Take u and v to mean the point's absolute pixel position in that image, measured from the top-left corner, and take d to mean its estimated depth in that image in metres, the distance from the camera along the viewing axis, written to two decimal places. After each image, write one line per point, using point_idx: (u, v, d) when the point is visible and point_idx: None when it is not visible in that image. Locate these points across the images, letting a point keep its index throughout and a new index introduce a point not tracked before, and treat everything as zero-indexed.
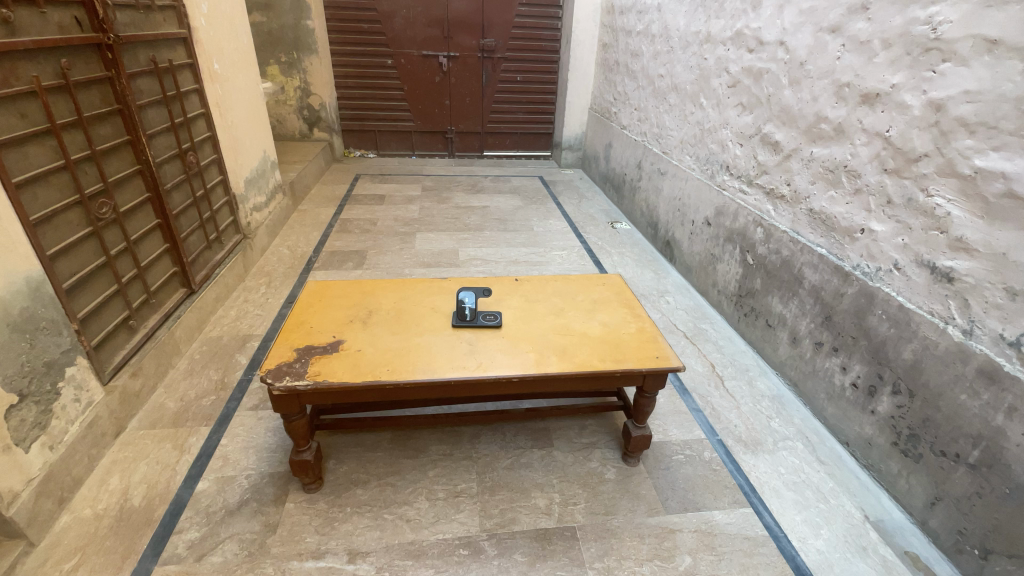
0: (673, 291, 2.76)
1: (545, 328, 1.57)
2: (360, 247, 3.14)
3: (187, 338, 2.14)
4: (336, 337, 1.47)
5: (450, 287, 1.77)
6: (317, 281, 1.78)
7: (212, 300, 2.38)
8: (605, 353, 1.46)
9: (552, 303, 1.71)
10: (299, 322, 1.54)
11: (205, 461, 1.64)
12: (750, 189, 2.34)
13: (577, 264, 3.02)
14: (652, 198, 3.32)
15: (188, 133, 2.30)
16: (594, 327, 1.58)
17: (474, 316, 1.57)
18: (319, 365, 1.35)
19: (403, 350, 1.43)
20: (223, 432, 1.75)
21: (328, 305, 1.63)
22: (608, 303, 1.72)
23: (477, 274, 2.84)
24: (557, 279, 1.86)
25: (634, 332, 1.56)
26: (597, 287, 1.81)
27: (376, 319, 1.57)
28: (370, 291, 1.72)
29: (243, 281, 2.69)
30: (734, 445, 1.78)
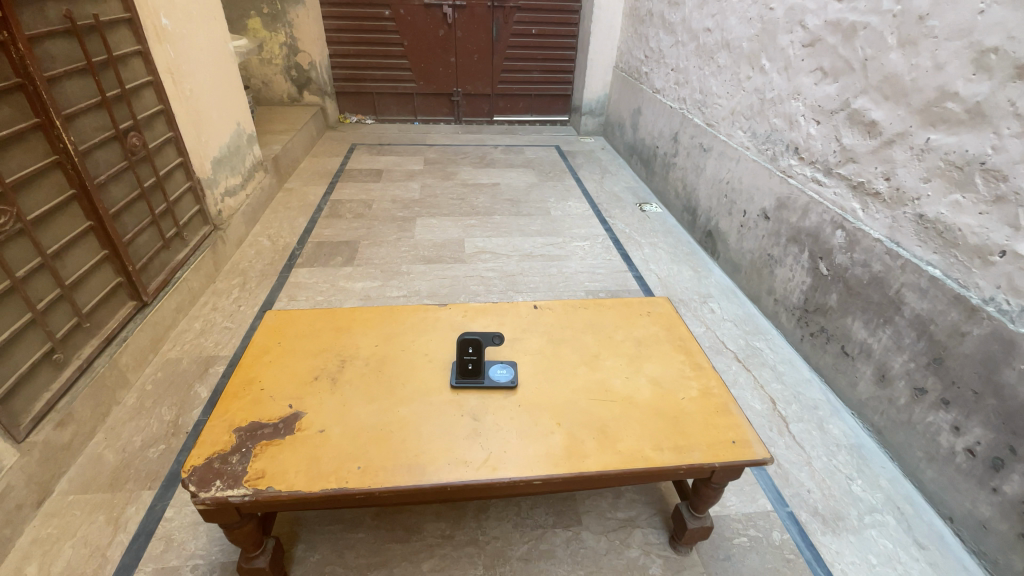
0: (717, 296, 2.33)
1: (576, 389, 1.17)
2: (352, 237, 2.73)
3: (137, 365, 1.79)
4: (294, 407, 1.09)
5: (451, 320, 1.37)
6: (280, 310, 1.39)
7: (170, 311, 2.02)
8: (662, 436, 1.06)
9: (584, 345, 1.30)
10: (248, 381, 1.16)
11: (144, 543, 1.31)
12: (826, 180, 1.87)
13: (602, 259, 2.58)
14: (691, 179, 2.83)
15: (128, 109, 1.89)
16: (642, 388, 1.18)
17: (482, 370, 1.17)
18: (264, 461, 0.97)
19: (382, 430, 1.05)
20: (169, 499, 1.41)
21: (290, 351, 1.24)
22: (658, 345, 1.31)
23: (485, 272, 2.41)
24: (589, 305, 1.45)
25: (698, 398, 1.16)
26: (641, 319, 1.40)
27: (350, 374, 1.18)
28: (347, 326, 1.33)
29: (212, 284, 2.32)
30: (809, 522, 1.40)
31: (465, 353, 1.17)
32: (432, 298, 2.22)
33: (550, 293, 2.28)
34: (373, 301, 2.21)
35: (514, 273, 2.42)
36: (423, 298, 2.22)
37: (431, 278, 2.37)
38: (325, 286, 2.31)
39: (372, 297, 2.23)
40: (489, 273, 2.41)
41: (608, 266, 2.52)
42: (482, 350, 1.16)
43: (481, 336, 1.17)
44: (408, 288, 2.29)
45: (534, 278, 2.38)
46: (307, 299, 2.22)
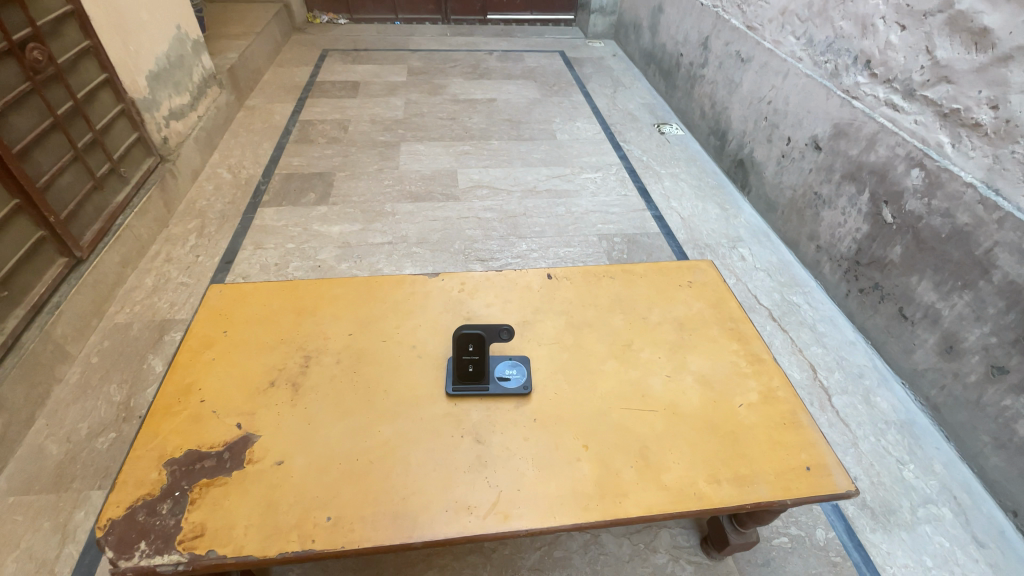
0: (748, 240, 2.05)
1: (604, 394, 0.92)
2: (327, 167, 2.35)
3: (78, 334, 1.53)
4: (245, 427, 0.85)
5: (444, 296, 1.09)
6: (228, 285, 1.10)
7: (114, 267, 1.73)
8: (719, 463, 0.83)
9: (612, 330, 1.04)
10: (185, 389, 0.90)
11: (95, 556, 1.13)
12: (905, 104, 1.52)
13: (616, 195, 2.25)
14: (722, 96, 2.41)
15: (21, 12, 1.46)
16: (689, 391, 0.93)
17: (487, 372, 0.91)
18: (205, 512, 0.75)
19: (360, 459, 0.81)
20: None
21: (239, 343, 0.98)
22: (704, 330, 1.05)
23: (482, 212, 2.08)
24: (615, 273, 1.16)
25: (759, 405, 0.92)
26: (682, 292, 1.12)
27: (318, 376, 0.93)
28: (314, 307, 1.05)
29: (165, 228, 1.99)
30: (857, 517, 1.24)
31: (463, 351, 0.90)
32: (422, 246, 1.92)
33: (558, 238, 1.98)
34: (353, 249, 1.90)
35: (516, 212, 2.09)
36: (411, 245, 1.92)
37: (420, 220, 2.04)
38: (297, 230, 1.99)
39: (351, 244, 1.92)
40: (487, 213, 2.08)
41: (623, 204, 2.20)
42: (487, 347, 0.90)
43: (484, 330, 0.90)
44: (393, 232, 1.98)
45: (539, 218, 2.07)
46: (276, 247, 1.92)
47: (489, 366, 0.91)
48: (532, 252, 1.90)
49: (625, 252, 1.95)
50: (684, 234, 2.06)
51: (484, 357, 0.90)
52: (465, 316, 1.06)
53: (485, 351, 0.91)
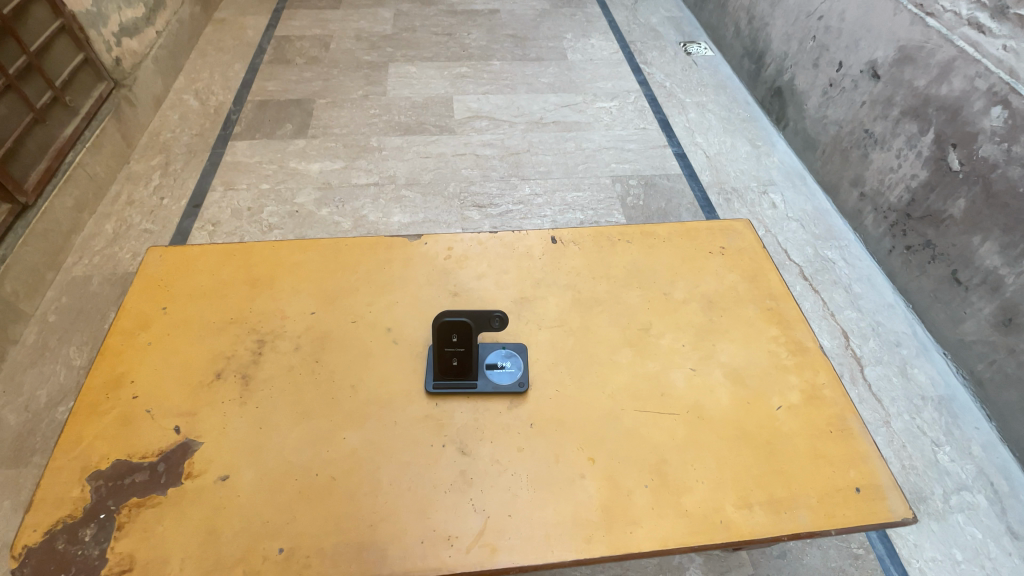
0: (781, 185, 1.84)
1: (615, 392, 0.77)
2: (305, 93, 2.07)
3: (31, 290, 1.39)
4: (184, 432, 0.71)
5: (427, 265, 0.92)
6: (171, 248, 0.93)
7: (68, 212, 1.55)
8: (751, 484, 0.70)
9: (627, 309, 0.87)
10: (115, 381, 0.76)
11: None
12: (996, 25, 1.25)
13: (633, 129, 1.98)
14: (762, 10, 2.06)
15: None
16: (717, 389, 0.78)
17: (475, 366, 0.76)
18: (133, 541, 0.63)
19: (322, 474, 0.68)
20: None
21: (182, 323, 0.82)
22: (738, 311, 0.87)
23: (480, 148, 1.84)
24: (633, 236, 0.97)
25: (800, 408, 0.77)
26: (712, 262, 0.94)
27: (274, 366, 0.78)
28: (271, 277, 0.88)
29: (126, 165, 1.78)
30: None
31: (445, 343, 0.74)
32: (412, 188, 1.70)
33: (565, 180, 1.75)
34: (334, 191, 1.69)
35: (518, 149, 1.85)
36: (399, 187, 1.70)
37: (409, 157, 1.81)
38: (272, 168, 1.77)
39: (332, 185, 1.71)
40: (486, 149, 1.84)
41: (640, 139, 1.94)
42: (475, 338, 0.74)
43: (471, 317, 0.74)
44: (379, 172, 1.75)
45: (544, 156, 1.83)
46: (250, 188, 1.71)
47: (477, 359, 0.75)
48: (536, 197, 1.69)
49: (641, 197, 1.72)
50: (709, 176, 1.83)
51: (471, 349, 0.74)
52: (451, 290, 0.89)
53: (472, 342, 0.74)
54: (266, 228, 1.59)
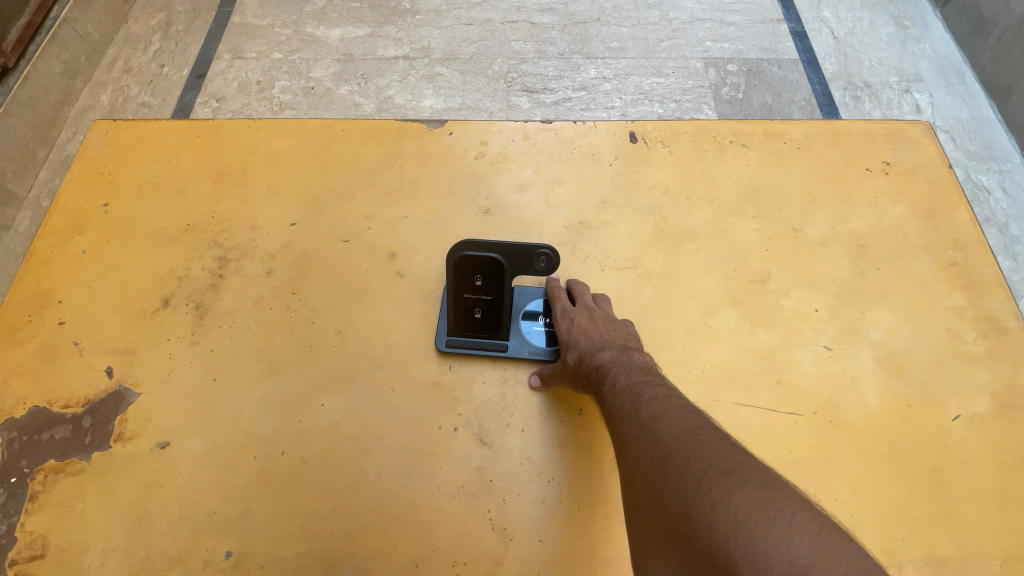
0: (931, 81, 1.39)
1: (708, 373, 0.53)
2: None
3: (22, 169, 1.25)
4: (119, 377, 0.54)
5: (451, 166, 0.66)
6: (121, 122, 0.70)
7: (57, 79, 1.35)
8: (901, 532, 0.47)
9: (735, 248, 0.59)
10: (40, 300, 0.58)
11: None
12: None
13: None
14: None
15: None
16: (863, 383, 0.52)
17: (504, 325, 0.53)
18: (50, 518, 0.48)
19: (290, 453, 0.50)
20: None
21: (126, 226, 0.62)
22: (904, 264, 0.59)
23: (538, 15, 1.45)
24: (752, 138, 0.66)
25: (988, 421, 0.51)
26: (868, 185, 0.63)
27: (237, 296, 0.58)
28: (241, 170, 0.65)
29: (124, 24, 1.52)
30: None
31: (465, 288, 0.51)
32: (449, 64, 1.38)
33: (643, 61, 1.37)
34: (356, 64, 1.39)
35: (586, 16, 1.45)
36: (433, 62, 1.38)
37: (449, 23, 1.45)
38: (285, 32, 1.47)
39: (354, 56, 1.40)
40: (544, 16, 1.45)
41: (747, 9, 1.48)
42: (508, 284, 0.51)
43: (506, 253, 0.49)
44: (411, 41, 1.42)
45: (619, 28, 1.42)
46: (259, 57, 1.43)
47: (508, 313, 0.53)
48: (602, 82, 1.33)
49: (741, 88, 1.33)
50: (835, 65, 1.39)
51: (501, 298, 0.51)
52: (482, 206, 0.64)
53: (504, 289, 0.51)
54: (276, 107, 1.33)
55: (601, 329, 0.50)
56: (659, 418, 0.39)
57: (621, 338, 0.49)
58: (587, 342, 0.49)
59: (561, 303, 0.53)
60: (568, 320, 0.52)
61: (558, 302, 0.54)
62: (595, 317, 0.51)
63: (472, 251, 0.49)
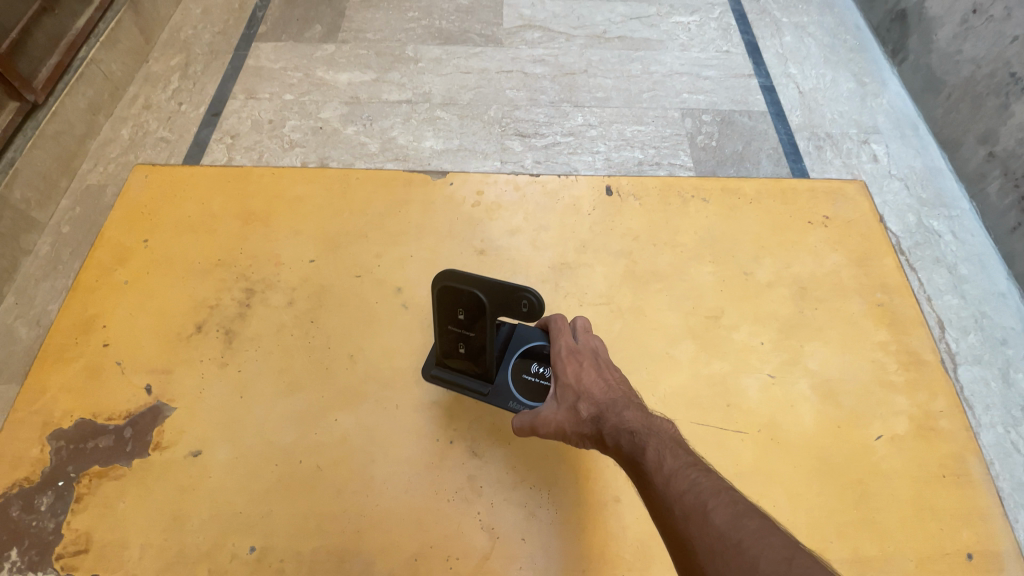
0: (887, 133, 1.53)
1: (669, 396, 0.61)
2: None
3: (44, 198, 1.33)
4: (156, 393, 0.61)
5: (451, 212, 0.76)
6: (159, 167, 0.79)
7: (82, 115, 1.44)
8: (830, 534, 0.55)
9: (694, 287, 0.69)
10: (86, 324, 0.66)
11: None
12: None
13: (714, 52, 1.65)
14: None
15: None
16: (800, 406, 0.61)
17: (489, 366, 0.58)
18: (92, 517, 0.55)
19: (306, 462, 0.58)
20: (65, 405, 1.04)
21: (163, 260, 0.71)
22: (839, 304, 0.69)
23: (530, 66, 1.58)
24: (711, 193, 0.77)
25: (907, 441, 0.60)
26: (810, 235, 0.74)
27: (262, 323, 0.66)
28: (266, 211, 0.75)
29: (144, 64, 1.63)
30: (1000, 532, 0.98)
31: (450, 321, 0.55)
32: (448, 109, 1.49)
33: (625, 110, 1.50)
34: (362, 107, 1.50)
35: (574, 68, 1.58)
36: (434, 107, 1.50)
37: (448, 71, 1.57)
38: (297, 75, 1.58)
39: (361, 100, 1.51)
40: (536, 67, 1.58)
41: (722, 64, 1.62)
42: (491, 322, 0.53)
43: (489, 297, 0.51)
44: (413, 87, 1.54)
45: (605, 79, 1.56)
46: (272, 97, 1.54)
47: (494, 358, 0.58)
48: (589, 128, 1.46)
49: (714, 136, 1.46)
50: (800, 117, 1.53)
51: (481, 337, 0.55)
52: (477, 247, 0.73)
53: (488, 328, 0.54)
54: (286, 144, 1.43)
55: (606, 381, 0.53)
56: (724, 512, 0.38)
57: (623, 386, 0.53)
58: (601, 397, 0.51)
59: (566, 348, 0.56)
60: (573, 366, 0.54)
61: (561, 348, 0.56)
62: (598, 368, 0.54)
63: (455, 284, 0.51)
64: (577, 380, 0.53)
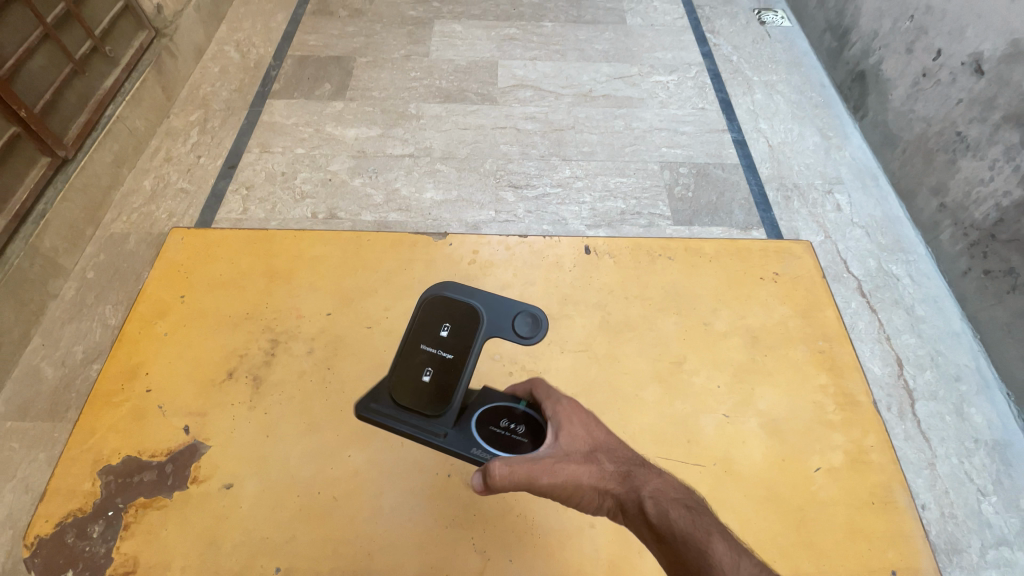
0: (850, 183, 1.63)
1: (638, 433, 0.71)
2: (345, 49, 1.90)
3: (71, 246, 1.39)
4: (193, 433, 0.71)
5: (450, 269, 0.87)
6: (193, 230, 0.89)
7: (107, 168, 1.51)
8: (774, 554, 0.64)
9: (661, 337, 0.79)
10: (130, 372, 0.75)
11: None
12: None
13: (691, 108, 1.78)
14: None
15: None
16: (750, 442, 0.71)
17: (461, 400, 0.69)
18: (138, 542, 0.64)
19: (324, 493, 0.67)
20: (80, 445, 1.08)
21: (197, 314, 0.81)
22: (786, 351, 0.79)
23: (522, 123, 1.73)
24: (677, 252, 0.88)
25: (842, 472, 0.70)
26: (762, 289, 0.85)
27: (284, 371, 0.76)
28: (289, 270, 0.85)
29: (166, 119, 1.71)
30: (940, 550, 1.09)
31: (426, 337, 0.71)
32: (447, 162, 1.63)
33: (610, 163, 1.64)
34: (368, 160, 1.63)
35: (563, 124, 1.73)
36: (434, 160, 1.63)
37: (448, 127, 1.72)
38: (307, 131, 1.70)
39: (367, 154, 1.65)
40: (528, 123, 1.72)
41: (698, 120, 1.75)
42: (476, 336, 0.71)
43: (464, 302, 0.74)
44: (415, 142, 1.67)
45: (590, 135, 1.70)
46: (284, 151, 1.65)
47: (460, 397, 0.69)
48: (576, 181, 1.59)
49: (690, 188, 1.59)
50: (769, 169, 1.65)
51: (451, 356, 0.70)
52: None
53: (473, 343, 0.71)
54: (299, 196, 1.55)
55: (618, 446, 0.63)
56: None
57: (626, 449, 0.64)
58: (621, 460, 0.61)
59: (570, 404, 0.66)
60: (581, 423, 0.64)
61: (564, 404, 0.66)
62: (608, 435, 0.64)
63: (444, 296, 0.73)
64: (587, 437, 0.63)
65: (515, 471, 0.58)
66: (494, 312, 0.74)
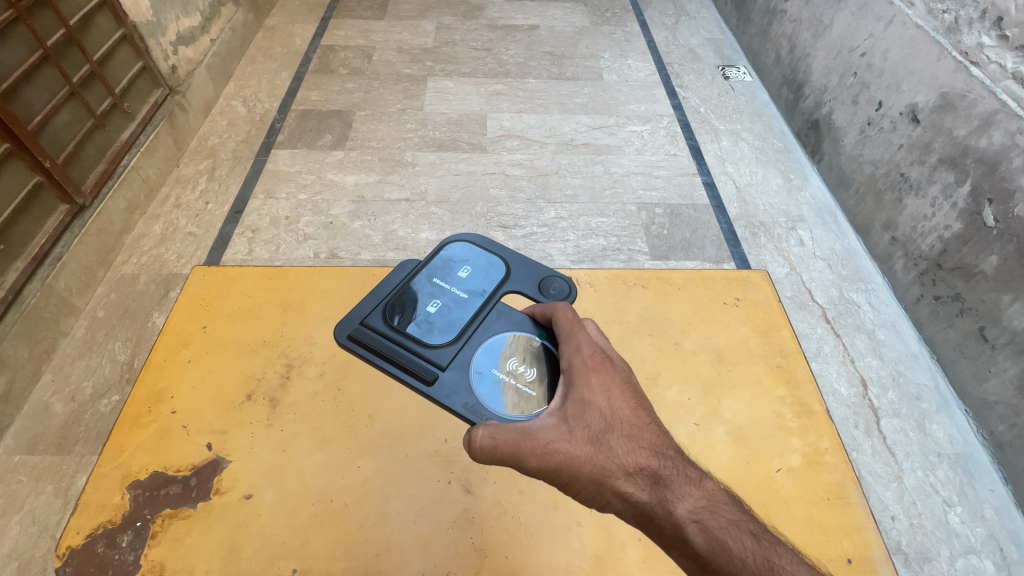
0: (811, 220, 1.69)
1: None
2: (346, 104, 2.06)
3: (83, 286, 1.38)
4: (215, 449, 0.78)
5: None
6: (212, 267, 0.98)
7: (120, 214, 1.53)
8: None
9: (638, 356, 0.89)
10: (156, 396, 0.82)
11: (47, 544, 1.01)
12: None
13: (664, 154, 1.94)
14: (803, 40, 1.89)
15: None
16: (718, 446, 0.81)
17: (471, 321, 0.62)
18: (165, 550, 0.69)
19: (336, 500, 0.74)
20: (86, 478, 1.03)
21: (218, 342, 0.89)
22: (748, 367, 0.90)
23: (510, 169, 1.87)
24: (649, 282, 1.00)
25: (800, 472, 0.78)
26: (725, 313, 0.96)
27: (298, 392, 0.85)
28: (301, 303, 0.96)
29: (176, 168, 1.77)
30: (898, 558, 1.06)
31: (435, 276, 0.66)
32: (441, 206, 1.75)
33: (591, 205, 1.77)
34: (367, 204, 1.73)
35: (547, 170, 1.87)
36: (429, 204, 1.75)
37: (441, 173, 1.85)
38: (310, 178, 1.80)
39: (366, 199, 1.75)
40: (516, 169, 1.87)
41: (671, 165, 1.90)
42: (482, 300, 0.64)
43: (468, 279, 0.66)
44: (411, 187, 1.80)
45: (573, 179, 1.85)
46: (288, 197, 1.73)
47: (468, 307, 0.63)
48: (560, 221, 1.72)
49: (666, 226, 1.71)
50: (737, 209, 1.75)
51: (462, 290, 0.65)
52: None
53: (492, 289, 0.66)
54: (301, 237, 1.62)
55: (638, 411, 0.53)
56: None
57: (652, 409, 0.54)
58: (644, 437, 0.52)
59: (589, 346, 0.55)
60: (602, 385, 0.53)
61: (583, 359, 0.55)
62: (626, 392, 0.54)
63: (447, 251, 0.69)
64: (608, 410, 0.52)
65: (501, 445, 0.50)
66: (522, 267, 0.69)
